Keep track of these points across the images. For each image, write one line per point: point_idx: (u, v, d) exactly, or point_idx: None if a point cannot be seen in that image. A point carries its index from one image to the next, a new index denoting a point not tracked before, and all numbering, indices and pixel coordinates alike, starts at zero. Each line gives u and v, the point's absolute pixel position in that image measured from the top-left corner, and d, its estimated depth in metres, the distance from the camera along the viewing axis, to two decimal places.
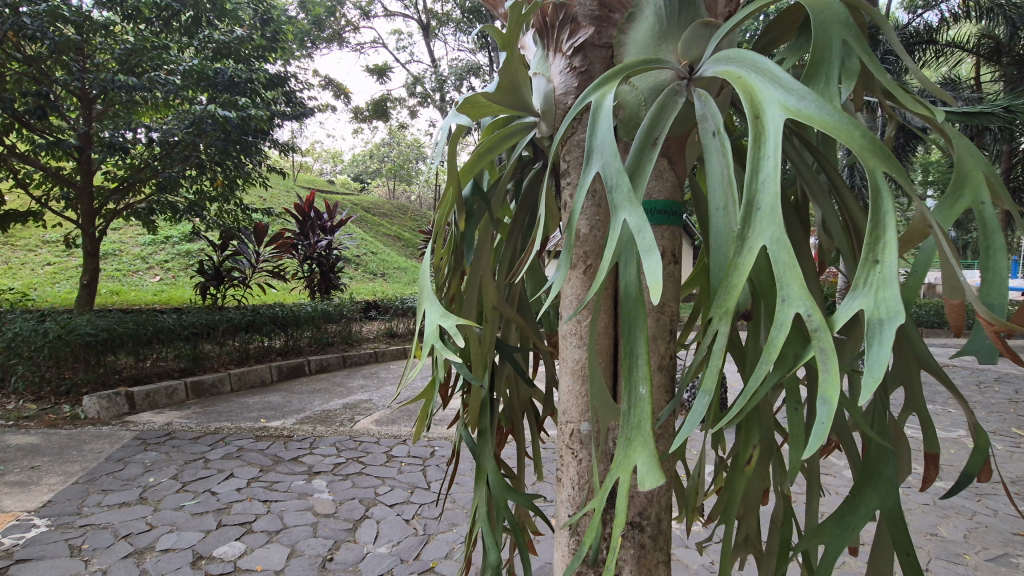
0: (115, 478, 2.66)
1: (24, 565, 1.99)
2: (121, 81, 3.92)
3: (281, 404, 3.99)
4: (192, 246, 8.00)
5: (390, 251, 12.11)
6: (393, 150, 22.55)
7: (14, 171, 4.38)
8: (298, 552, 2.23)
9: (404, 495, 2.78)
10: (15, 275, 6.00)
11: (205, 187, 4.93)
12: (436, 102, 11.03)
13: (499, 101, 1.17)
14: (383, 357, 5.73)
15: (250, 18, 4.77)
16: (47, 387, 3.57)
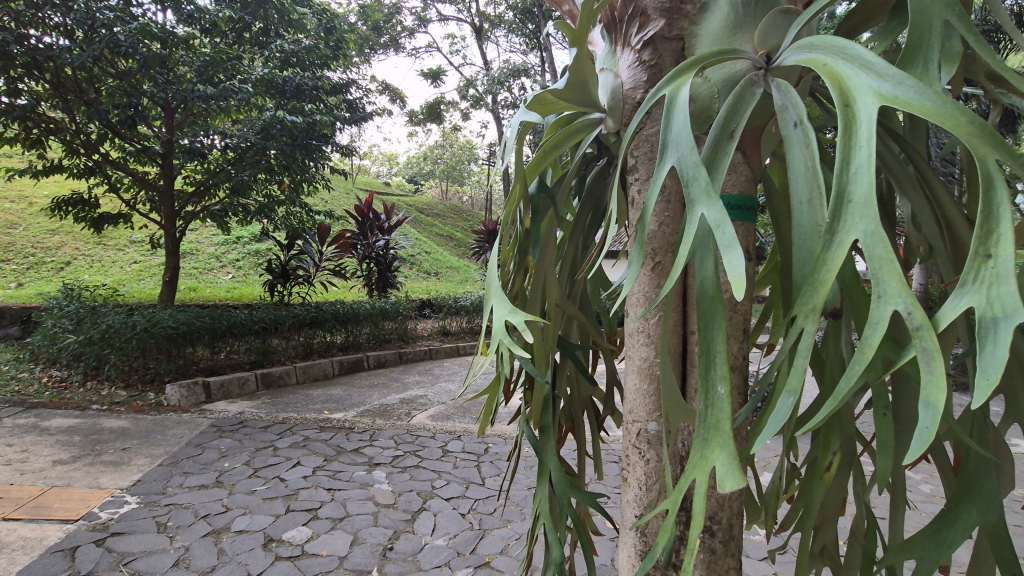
0: (194, 462, 2.85)
1: (118, 538, 2.17)
2: (200, 91, 4.20)
3: (343, 397, 4.15)
4: (260, 245, 8.45)
5: (443, 250, 12.35)
6: (446, 151, 22.97)
7: (108, 177, 4.77)
8: (361, 540, 2.31)
9: (460, 489, 2.83)
10: (106, 272, 6.54)
11: (274, 190, 5.19)
12: (488, 104, 11.14)
13: (565, 98, 1.16)
14: (438, 354, 5.85)
15: (314, 27, 4.98)
16: (135, 375, 3.87)
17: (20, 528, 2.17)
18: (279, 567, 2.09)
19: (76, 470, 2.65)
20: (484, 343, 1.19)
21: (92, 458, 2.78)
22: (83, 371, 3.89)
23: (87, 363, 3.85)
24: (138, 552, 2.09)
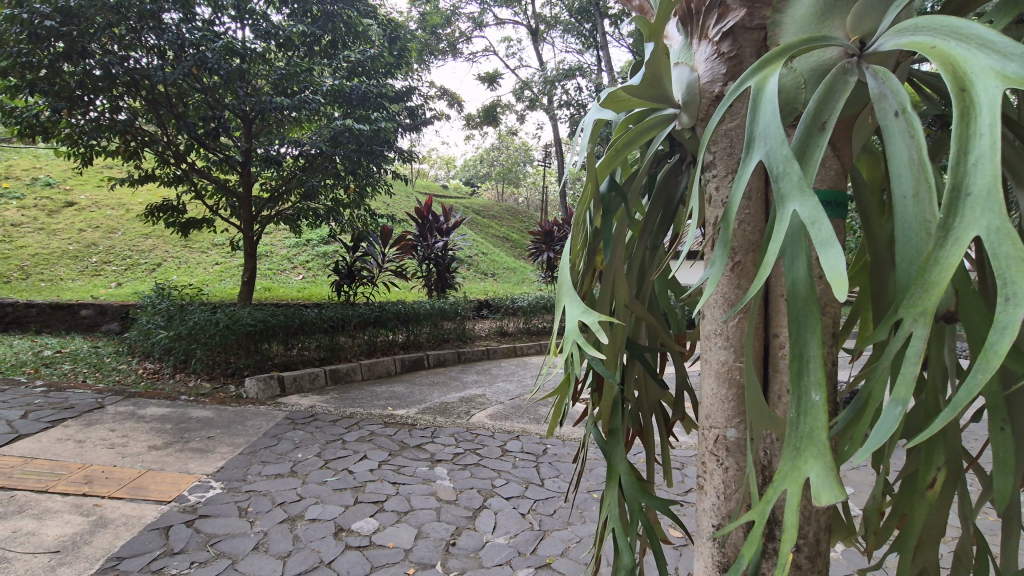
0: (270, 452, 3.02)
1: (205, 520, 2.33)
2: (277, 102, 4.45)
3: (405, 394, 4.27)
4: (327, 247, 8.85)
5: (499, 252, 12.45)
6: (502, 154, 23.19)
7: (195, 185, 5.14)
8: (424, 534, 2.36)
9: (519, 489, 2.84)
10: (191, 272, 7.05)
11: (341, 195, 5.41)
12: (544, 105, 11.14)
13: (639, 94, 1.13)
14: (495, 355, 5.90)
15: (378, 37, 5.16)
16: (218, 369, 4.14)
17: (123, 505, 2.37)
18: (349, 556, 2.17)
19: (168, 455, 2.87)
20: (555, 343, 1.18)
21: (181, 445, 3.00)
22: (172, 364, 4.20)
23: (176, 356, 4.15)
24: (223, 535, 2.23)
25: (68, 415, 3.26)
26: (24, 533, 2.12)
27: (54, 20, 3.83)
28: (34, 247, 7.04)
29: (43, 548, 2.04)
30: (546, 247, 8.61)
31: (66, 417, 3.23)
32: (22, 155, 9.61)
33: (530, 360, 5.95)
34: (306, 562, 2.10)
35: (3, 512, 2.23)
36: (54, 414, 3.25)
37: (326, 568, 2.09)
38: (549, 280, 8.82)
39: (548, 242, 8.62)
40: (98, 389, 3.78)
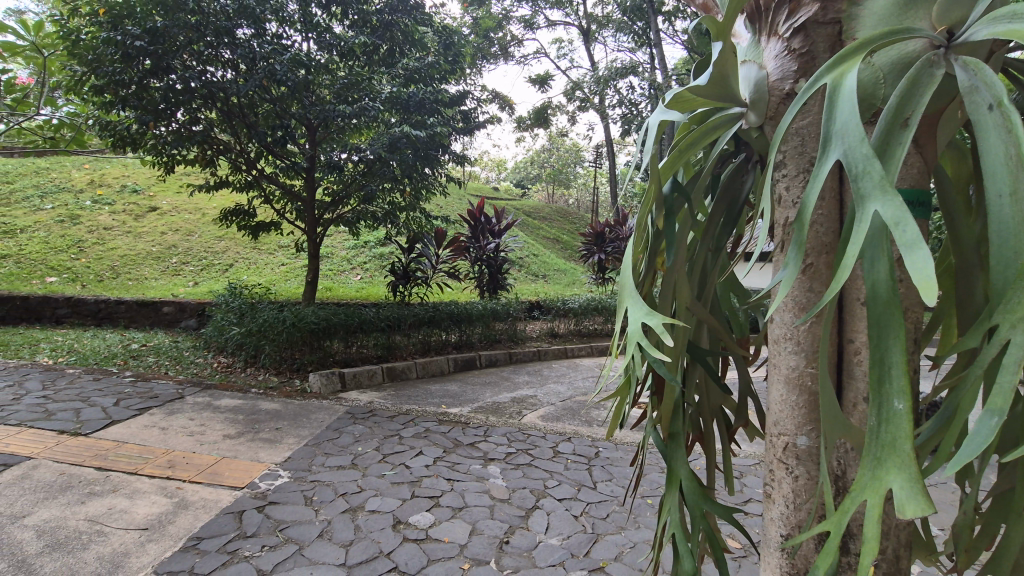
0: (333, 444, 3.15)
1: (275, 506, 2.47)
2: (340, 110, 4.65)
3: (458, 393, 4.36)
4: (383, 249, 9.14)
5: (550, 253, 12.44)
6: (552, 155, 23.16)
7: (264, 190, 5.45)
8: (479, 531, 2.41)
9: (572, 491, 2.84)
10: (260, 273, 7.47)
11: (397, 198, 5.58)
12: (595, 105, 11.01)
13: (706, 93, 1.11)
14: (546, 356, 5.91)
15: (434, 44, 5.29)
16: (284, 364, 4.37)
17: (202, 489, 2.55)
18: (407, 548, 2.24)
19: (240, 444, 3.06)
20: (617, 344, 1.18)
21: (252, 435, 3.19)
22: (243, 359, 4.47)
23: (247, 352, 4.41)
24: (290, 521, 2.36)
25: (153, 404, 3.53)
26: (118, 510, 2.31)
27: (143, 41, 4.17)
28: (123, 248, 7.67)
29: (134, 525, 2.22)
30: (597, 249, 8.53)
31: (152, 406, 3.50)
32: (113, 165, 10.50)
33: (581, 362, 5.92)
34: (367, 552, 2.19)
35: (100, 490, 2.45)
36: (142, 402, 3.53)
37: (385, 558, 2.16)
38: (601, 282, 8.74)
39: (599, 244, 8.54)
40: (179, 380, 4.07)
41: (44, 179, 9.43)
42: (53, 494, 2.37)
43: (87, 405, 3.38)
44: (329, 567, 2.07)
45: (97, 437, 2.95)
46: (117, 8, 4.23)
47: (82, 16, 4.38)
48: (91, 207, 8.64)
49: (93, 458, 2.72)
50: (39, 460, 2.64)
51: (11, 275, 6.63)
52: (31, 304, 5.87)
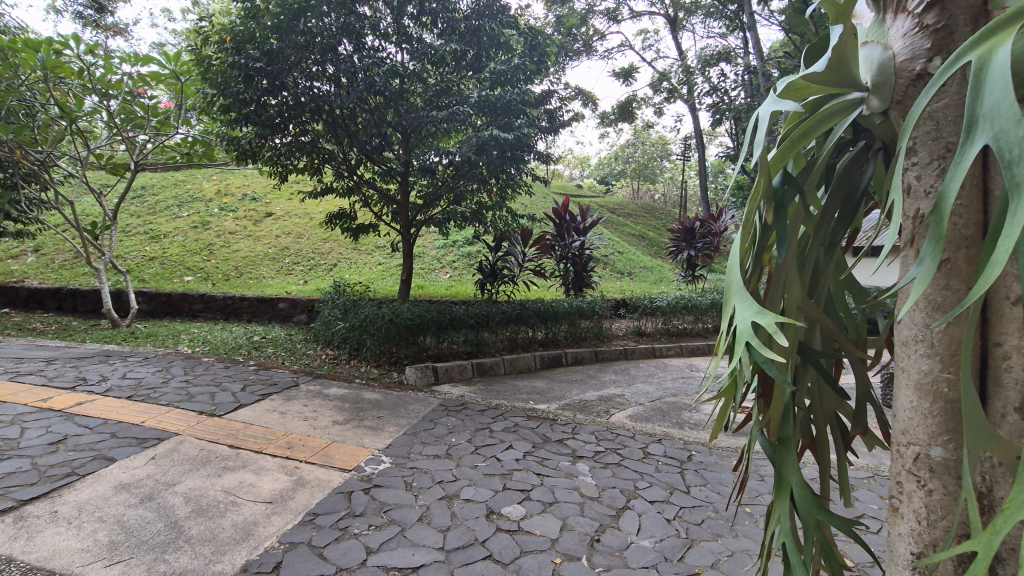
0: (429, 434, 3.32)
1: (379, 489, 2.65)
2: (432, 117, 4.88)
3: (546, 390, 4.40)
4: (471, 248, 9.41)
5: (635, 250, 12.15)
6: (637, 149, 22.56)
7: (364, 195, 5.82)
8: (570, 527, 2.43)
9: (663, 494, 2.78)
10: (359, 271, 7.99)
11: (485, 198, 5.72)
12: (683, 96, 10.54)
13: (823, 79, 1.05)
14: (633, 355, 5.79)
15: (520, 45, 5.34)
16: (383, 358, 4.66)
17: (316, 470, 2.79)
18: (499, 538, 2.31)
19: (347, 430, 3.31)
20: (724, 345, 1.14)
21: (357, 422, 3.44)
22: (347, 351, 4.81)
23: (350, 345, 4.75)
24: (393, 504, 2.52)
25: (273, 391, 3.92)
26: (248, 484, 2.60)
27: (262, 62, 4.62)
28: (244, 250, 8.54)
29: (261, 498, 2.49)
30: (687, 245, 8.19)
31: (272, 392, 3.88)
32: (235, 175, 11.71)
33: (671, 362, 5.74)
34: (463, 538, 2.29)
35: (232, 465, 2.76)
36: (264, 389, 3.93)
37: (480, 546, 2.25)
38: (690, 279, 8.40)
39: (689, 240, 8.19)
40: (293, 370, 4.48)
41: (181, 191, 10.73)
42: (197, 466, 2.71)
43: (220, 389, 3.83)
44: (428, 550, 2.19)
45: (229, 418, 3.32)
46: (240, 34, 4.72)
47: (213, 44, 4.93)
48: (218, 214, 9.72)
49: (227, 437, 3.07)
50: (184, 436, 3.03)
51: (158, 275, 7.64)
52: (173, 300, 6.71)
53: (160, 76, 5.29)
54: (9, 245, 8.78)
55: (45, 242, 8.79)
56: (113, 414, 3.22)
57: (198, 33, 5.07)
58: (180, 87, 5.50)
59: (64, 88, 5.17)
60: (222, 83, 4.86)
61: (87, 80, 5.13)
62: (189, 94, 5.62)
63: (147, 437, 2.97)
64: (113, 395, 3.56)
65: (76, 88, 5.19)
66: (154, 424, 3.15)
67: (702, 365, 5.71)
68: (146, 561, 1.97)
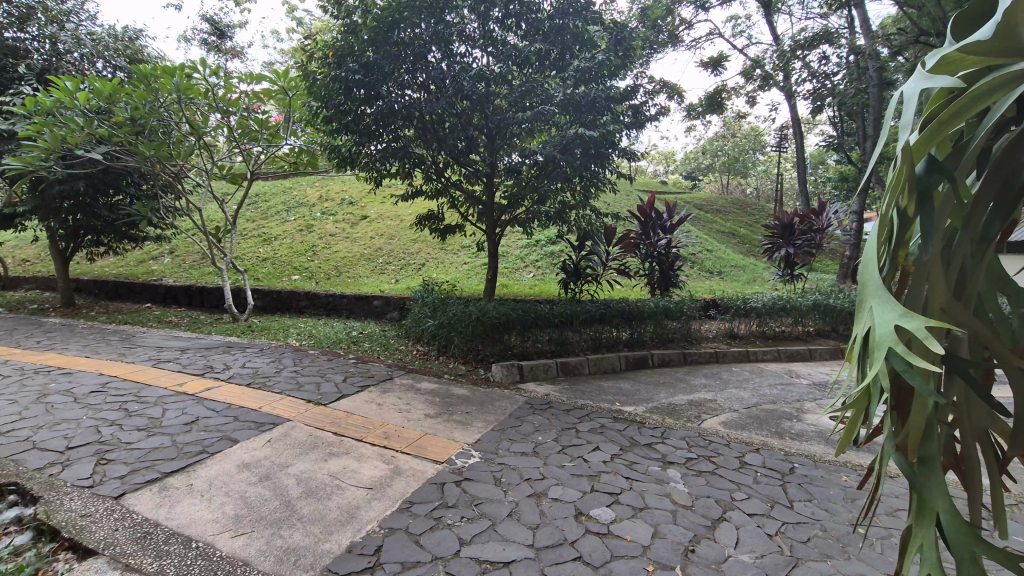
0: (516, 432, 3.36)
1: (469, 482, 2.72)
2: (517, 118, 4.93)
3: (632, 392, 4.29)
4: (554, 247, 9.40)
5: (726, 248, 11.54)
6: (727, 142, 21.46)
7: (452, 197, 6.01)
8: (662, 534, 2.35)
9: (763, 507, 2.61)
10: (447, 271, 8.27)
11: (568, 197, 5.69)
12: (779, 83, 9.79)
13: (983, 50, 0.98)
14: (725, 358, 5.50)
15: (605, 41, 5.23)
16: (470, 355, 4.78)
17: (411, 460, 2.92)
18: (589, 540, 2.28)
19: (438, 424, 3.43)
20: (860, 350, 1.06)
21: (447, 416, 3.55)
22: (436, 348, 4.99)
23: (439, 342, 4.92)
24: (483, 498, 2.58)
25: (370, 383, 4.15)
26: (350, 470, 2.77)
27: (361, 74, 4.92)
28: (342, 251, 9.14)
29: (363, 484, 2.64)
30: (785, 242, 7.61)
31: (369, 384, 4.12)
32: (334, 182, 12.55)
33: (767, 367, 5.39)
34: (553, 537, 2.29)
35: (337, 451, 2.96)
36: (362, 381, 4.17)
37: (570, 546, 2.23)
38: (788, 279, 7.83)
39: (787, 237, 7.62)
40: (388, 364, 4.72)
41: (289, 197, 11.68)
42: (306, 450, 2.93)
43: (325, 380, 4.12)
44: (519, 546, 2.21)
45: (333, 408, 3.56)
46: (341, 49, 5.04)
47: (317, 60, 5.31)
48: (320, 217, 10.48)
49: (331, 425, 3.29)
50: (295, 422, 3.29)
51: (269, 274, 8.37)
52: (282, 297, 7.34)
53: (272, 93, 5.79)
54: (150, 249, 10.03)
55: (178, 246, 9.96)
56: (236, 400, 3.57)
57: (304, 51, 5.49)
58: (288, 101, 5.98)
59: (194, 108, 5.81)
60: (325, 96, 5.23)
61: (212, 99, 5.72)
62: (296, 108, 6.09)
63: (263, 421, 3.26)
64: (235, 382, 3.95)
65: (204, 107, 5.81)
66: (269, 410, 3.45)
67: (803, 371, 5.30)
68: (265, 536, 2.16)
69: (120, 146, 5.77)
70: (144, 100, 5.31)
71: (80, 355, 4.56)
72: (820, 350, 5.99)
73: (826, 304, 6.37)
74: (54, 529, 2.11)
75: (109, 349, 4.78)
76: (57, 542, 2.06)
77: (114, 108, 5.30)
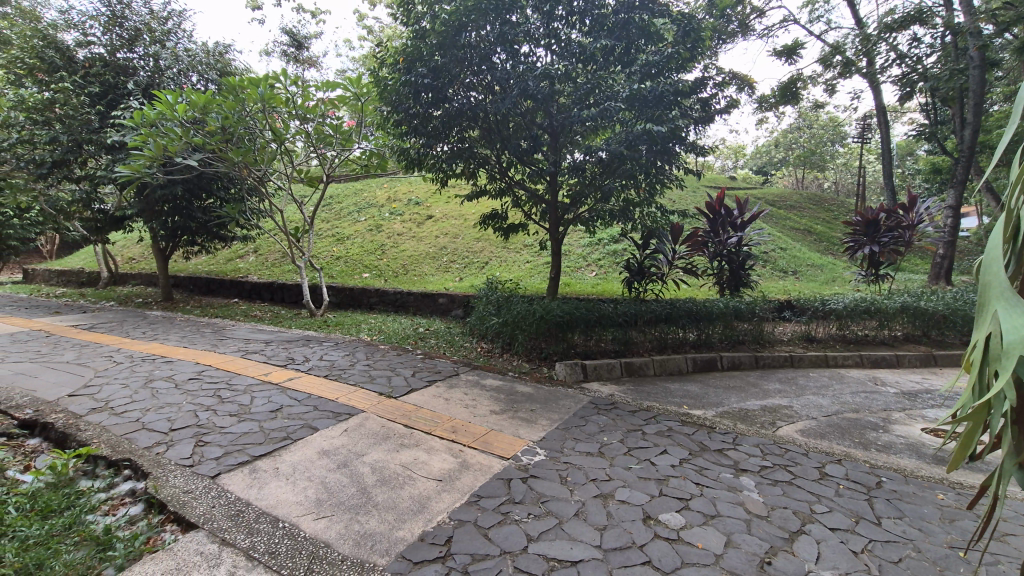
0: (581, 431, 3.35)
1: (535, 479, 2.74)
2: (581, 116, 4.88)
3: (700, 395, 4.16)
4: (617, 246, 9.27)
5: (802, 246, 10.92)
6: (802, 134, 20.26)
7: (516, 196, 6.06)
8: (735, 544, 2.26)
9: (847, 522, 2.45)
10: (509, 269, 8.36)
11: (633, 194, 5.58)
12: (863, 70, 9.12)
13: None
14: (801, 363, 5.21)
15: (672, 33, 5.07)
16: (533, 353, 4.81)
17: (478, 454, 2.98)
18: (658, 544, 2.23)
19: (504, 420, 3.48)
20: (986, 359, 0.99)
21: (512, 413, 3.59)
22: (500, 345, 5.06)
23: (503, 339, 4.98)
24: (550, 495, 2.59)
25: (437, 377, 4.28)
26: (420, 461, 2.86)
27: (429, 78, 5.06)
28: (409, 250, 9.45)
29: (432, 475, 2.72)
30: (869, 240, 7.11)
31: (436, 379, 4.24)
32: (402, 183, 12.97)
33: (848, 373, 5.06)
34: (621, 540, 2.26)
35: (408, 443, 3.07)
36: (430, 376, 4.30)
37: (638, 550, 2.19)
38: (871, 279, 7.32)
39: (871, 234, 7.12)
40: (454, 360, 4.84)
41: (360, 198, 12.20)
42: (379, 441, 3.06)
43: (395, 374, 4.28)
44: (586, 546, 2.20)
45: (403, 401, 3.70)
46: (411, 55, 5.21)
47: (388, 66, 5.52)
48: (388, 217, 10.88)
49: (402, 417, 3.42)
50: (368, 413, 3.44)
51: (342, 272, 8.79)
52: (354, 294, 7.69)
53: (346, 99, 6.07)
54: (237, 248, 10.82)
55: (261, 245, 10.67)
56: (315, 390, 3.79)
57: (375, 57, 5.71)
58: (361, 107, 6.25)
59: (277, 116, 6.20)
60: (396, 101, 5.43)
61: (292, 107, 6.08)
62: (368, 112, 6.35)
63: (340, 411, 3.44)
64: (313, 373, 4.19)
65: (285, 115, 6.18)
66: (345, 400, 3.64)
67: (889, 379, 4.93)
68: (344, 520, 2.28)
69: (212, 153, 6.26)
70: (233, 110, 5.73)
71: (180, 344, 5.01)
72: (908, 356, 5.56)
73: (916, 306, 5.88)
74: (162, 502, 2.33)
75: (204, 340, 5.21)
76: (165, 514, 2.28)
77: (208, 118, 5.73)
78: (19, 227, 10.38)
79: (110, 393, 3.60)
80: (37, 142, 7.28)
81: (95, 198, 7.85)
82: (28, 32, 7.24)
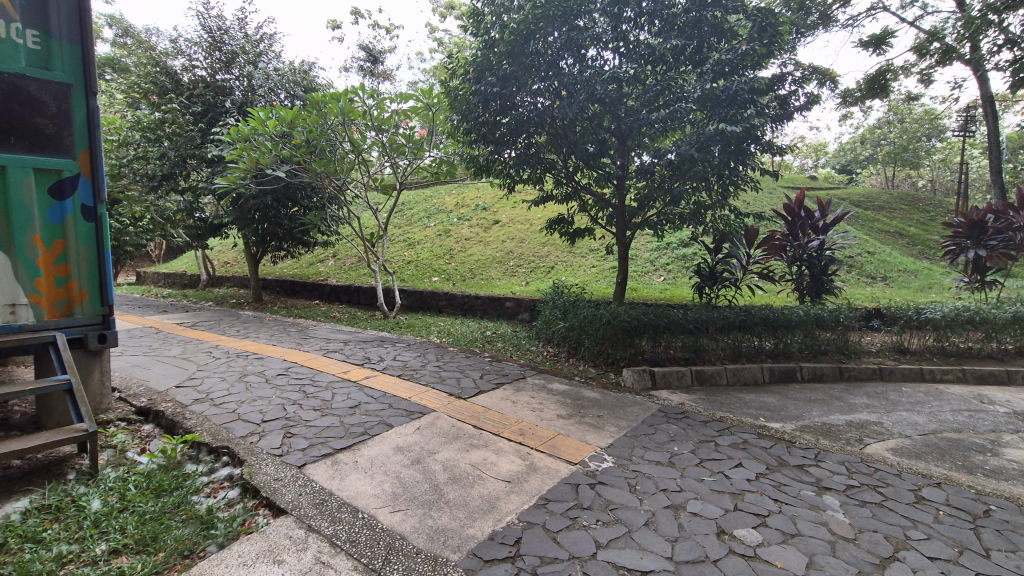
0: (650, 440, 3.29)
1: (604, 486, 2.72)
2: (650, 118, 4.81)
3: (778, 407, 3.96)
4: (687, 250, 8.98)
5: (892, 250, 10.11)
6: (893, 128, 18.73)
7: (582, 201, 6.05)
8: (819, 566, 2.13)
9: (948, 552, 2.25)
10: (575, 273, 8.34)
11: (704, 197, 5.40)
12: (964, 57, 8.32)
13: None
14: (892, 376, 4.83)
15: (747, 30, 4.88)
16: (600, 358, 4.77)
17: (546, 458, 3.00)
18: (733, 560, 2.15)
19: (571, 425, 3.48)
20: None
21: (579, 418, 3.58)
22: (567, 349, 5.06)
23: (570, 344, 4.98)
24: (618, 503, 2.56)
25: (505, 380, 4.35)
26: (489, 462, 2.92)
27: (497, 87, 5.18)
28: (476, 254, 9.66)
29: (501, 476, 2.77)
30: (973, 243, 6.48)
31: (503, 382, 4.30)
32: (469, 189, 13.28)
33: (948, 389, 4.63)
34: (693, 553, 2.20)
35: (477, 443, 3.14)
36: (497, 379, 4.38)
37: (712, 564, 2.13)
38: (975, 286, 6.69)
39: (976, 237, 6.49)
40: (520, 363, 4.89)
41: (429, 205, 12.61)
42: (450, 440, 3.15)
43: (463, 376, 4.39)
44: (657, 557, 2.16)
45: (471, 402, 3.79)
46: (480, 64, 5.35)
47: (459, 77, 5.71)
48: (456, 223, 11.18)
49: (471, 418, 3.50)
50: (439, 413, 3.56)
51: (412, 275, 9.13)
52: (424, 297, 7.96)
53: (418, 109, 6.32)
54: (316, 253, 11.50)
55: (338, 250, 11.29)
56: (389, 389, 3.96)
57: (447, 69, 5.91)
58: (432, 116, 6.48)
59: (355, 128, 6.55)
60: (466, 110, 5.59)
61: (369, 119, 6.41)
62: (439, 122, 6.57)
63: (413, 410, 3.57)
64: (388, 373, 4.38)
65: (362, 127, 6.52)
66: (417, 400, 3.77)
67: (998, 397, 4.46)
68: (418, 514, 2.38)
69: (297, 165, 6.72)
70: (317, 123, 6.14)
71: (268, 342, 5.40)
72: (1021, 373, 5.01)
73: None
74: (255, 488, 2.53)
75: (289, 339, 5.58)
76: (258, 499, 2.47)
77: (294, 132, 6.17)
78: (133, 234, 11.61)
79: (210, 385, 3.95)
80: (150, 158, 8.13)
81: (197, 207, 8.65)
82: (144, 60, 8.11)
